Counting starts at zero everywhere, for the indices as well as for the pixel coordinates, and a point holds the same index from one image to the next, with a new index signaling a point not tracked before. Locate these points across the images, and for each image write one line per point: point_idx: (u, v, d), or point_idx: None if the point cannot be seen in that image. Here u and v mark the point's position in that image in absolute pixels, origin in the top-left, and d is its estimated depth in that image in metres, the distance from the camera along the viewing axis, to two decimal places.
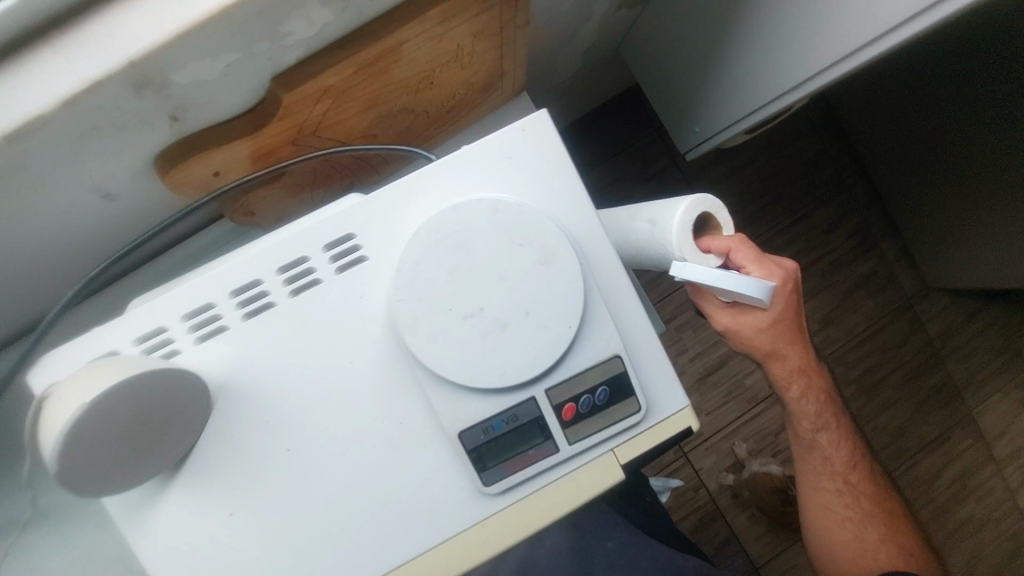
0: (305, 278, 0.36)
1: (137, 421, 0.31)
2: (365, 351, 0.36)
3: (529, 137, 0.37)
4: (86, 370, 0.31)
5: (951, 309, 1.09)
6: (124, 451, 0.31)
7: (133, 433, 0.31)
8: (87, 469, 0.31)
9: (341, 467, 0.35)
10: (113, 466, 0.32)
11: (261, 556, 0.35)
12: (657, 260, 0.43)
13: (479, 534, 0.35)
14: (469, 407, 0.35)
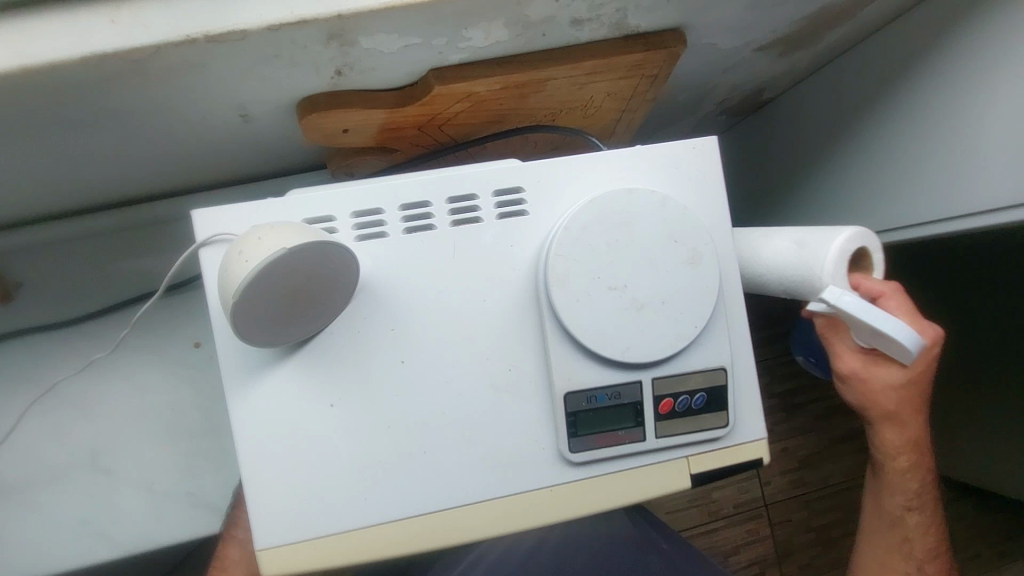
0: (469, 211, 0.40)
1: (306, 283, 0.35)
2: (503, 293, 0.40)
3: (699, 154, 0.41)
4: (277, 227, 0.35)
5: None
6: (285, 306, 0.36)
7: (298, 293, 0.35)
8: (253, 311, 0.35)
9: (450, 392, 0.39)
10: (270, 318, 0.36)
11: (359, 447, 0.38)
12: (788, 286, 0.43)
13: (550, 494, 0.39)
14: (580, 373, 0.39)
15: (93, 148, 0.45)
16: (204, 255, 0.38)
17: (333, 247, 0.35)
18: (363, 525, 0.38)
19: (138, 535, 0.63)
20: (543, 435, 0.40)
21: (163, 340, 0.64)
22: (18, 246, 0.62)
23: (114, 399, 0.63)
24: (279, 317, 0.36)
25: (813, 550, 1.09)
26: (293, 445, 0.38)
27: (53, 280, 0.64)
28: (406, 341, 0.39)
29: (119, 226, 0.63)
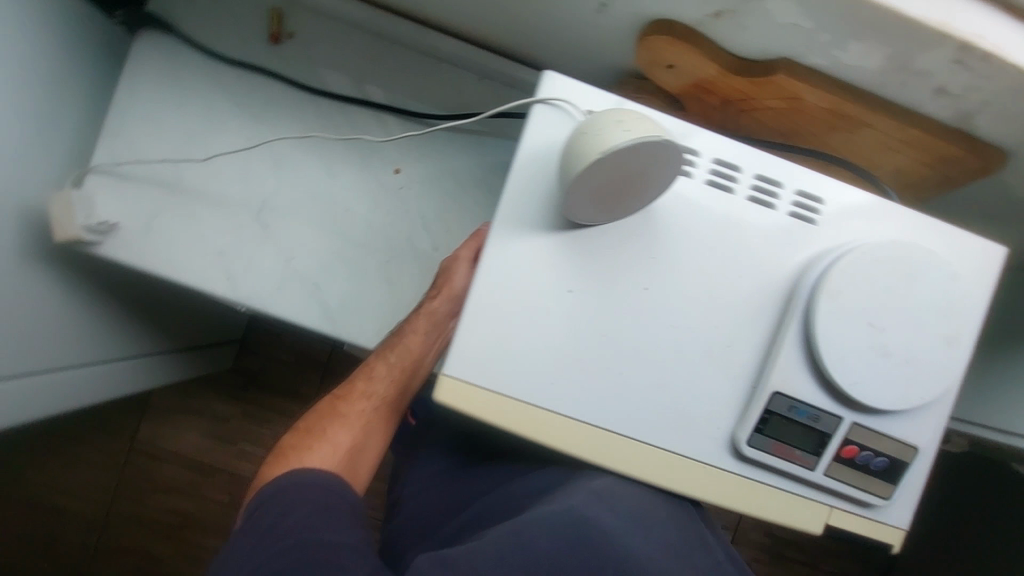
0: (768, 197, 0.43)
1: (635, 178, 0.37)
2: (762, 282, 0.43)
3: (988, 257, 0.44)
4: (632, 115, 0.37)
5: None
6: (607, 190, 0.38)
7: (623, 182, 0.38)
8: (583, 185, 0.37)
9: (672, 341, 0.43)
10: (589, 196, 0.38)
11: (582, 340, 0.43)
12: None
13: (705, 472, 0.44)
14: (799, 386, 0.42)
15: None
16: (538, 110, 0.42)
17: (676, 154, 0.37)
18: (534, 402, 0.43)
19: (258, 291, 0.67)
20: (727, 415, 0.44)
21: (370, 151, 0.67)
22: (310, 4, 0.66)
23: (306, 174, 0.67)
24: (593, 198, 0.38)
25: None
26: (520, 306, 0.42)
27: (310, 47, 0.67)
28: (659, 277, 0.43)
29: (398, 37, 0.66)
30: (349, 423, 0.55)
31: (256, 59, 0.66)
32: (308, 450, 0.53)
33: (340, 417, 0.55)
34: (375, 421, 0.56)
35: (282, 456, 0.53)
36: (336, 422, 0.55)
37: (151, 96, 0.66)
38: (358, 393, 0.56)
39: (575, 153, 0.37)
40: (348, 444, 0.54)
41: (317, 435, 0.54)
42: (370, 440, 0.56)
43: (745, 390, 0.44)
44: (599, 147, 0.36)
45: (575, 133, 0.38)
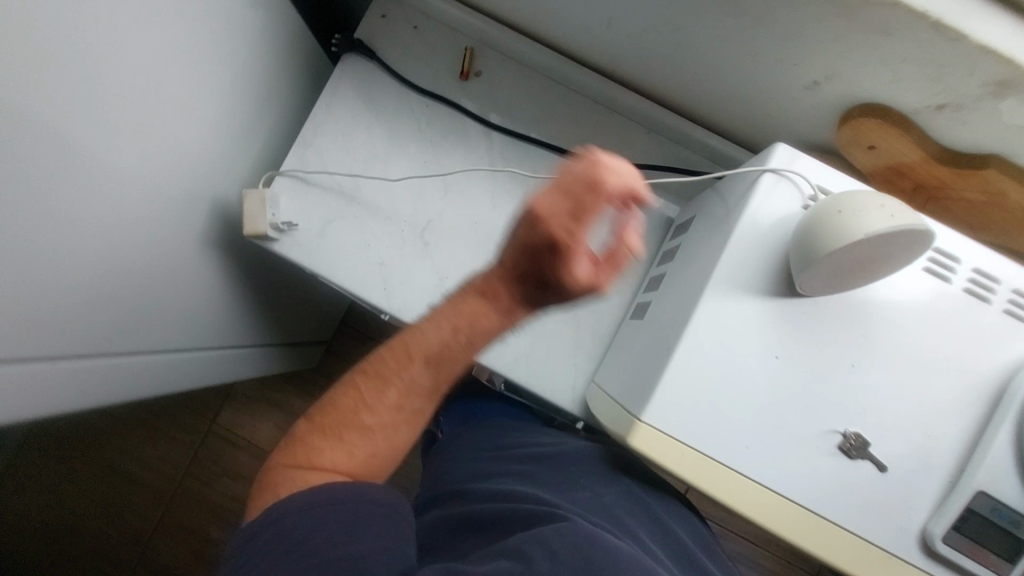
0: (983, 292, 0.43)
1: (876, 261, 0.38)
2: (969, 374, 0.43)
3: None
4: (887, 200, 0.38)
5: None
6: (849, 269, 0.38)
7: (864, 265, 0.38)
8: (832, 261, 0.37)
9: (872, 414, 0.43)
10: (831, 272, 0.38)
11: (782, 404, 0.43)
12: None
13: (884, 559, 0.43)
14: (1005, 485, 0.41)
15: (701, 28, 0.53)
16: (766, 177, 0.44)
17: (925, 246, 0.38)
18: (719, 458, 0.43)
19: (408, 303, 0.70)
20: (920, 504, 0.43)
21: (537, 185, 0.71)
22: (503, 48, 0.71)
23: (473, 199, 0.71)
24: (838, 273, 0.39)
25: None
26: (723, 364, 0.43)
27: (502, 79, 0.72)
28: (866, 355, 0.43)
29: (580, 87, 0.71)
30: (393, 411, 0.55)
31: (445, 90, 0.72)
32: (357, 438, 0.54)
33: (387, 410, 0.55)
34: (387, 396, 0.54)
35: (350, 412, 0.55)
36: (387, 422, 0.55)
37: (345, 111, 0.71)
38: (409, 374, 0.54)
39: (827, 232, 0.38)
40: (377, 433, 0.55)
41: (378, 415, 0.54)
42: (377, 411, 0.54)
43: (941, 481, 0.43)
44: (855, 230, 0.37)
45: (823, 210, 0.39)
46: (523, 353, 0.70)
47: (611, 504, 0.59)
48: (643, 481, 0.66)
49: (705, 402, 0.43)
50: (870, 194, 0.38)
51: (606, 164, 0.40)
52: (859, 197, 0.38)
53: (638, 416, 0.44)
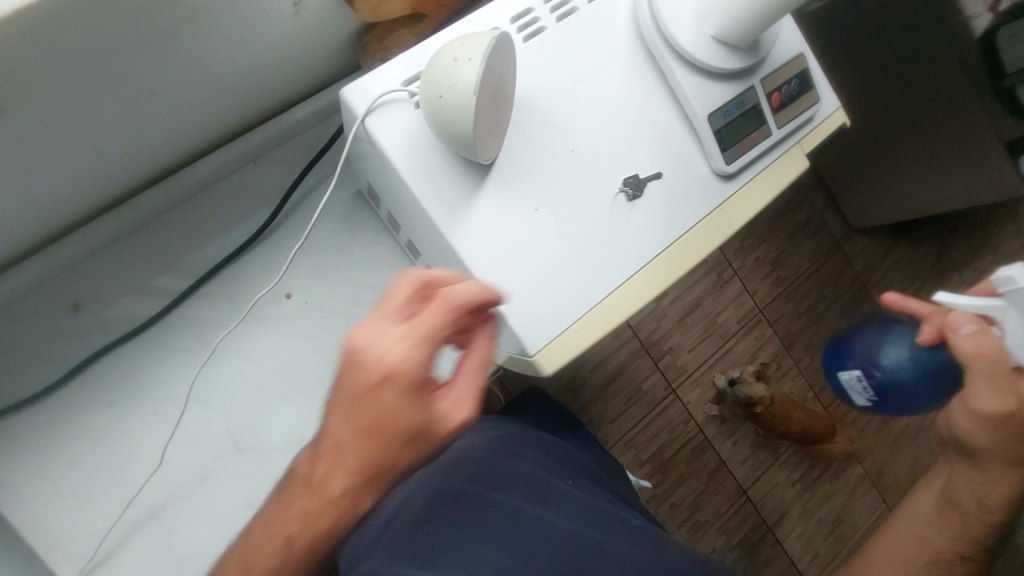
0: (566, 5, 0.45)
1: (499, 90, 0.38)
2: (623, 60, 0.46)
3: None
4: (452, 46, 0.36)
5: (871, 247, 1.40)
6: (491, 117, 0.38)
7: (495, 102, 0.38)
8: (479, 131, 0.37)
9: (618, 158, 0.46)
10: (485, 134, 0.38)
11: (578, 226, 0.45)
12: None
13: (722, 212, 0.49)
14: (713, 95, 0.47)
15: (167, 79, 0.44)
16: (371, 123, 0.41)
17: (508, 41, 0.37)
18: (593, 301, 0.45)
19: None
20: (697, 160, 0.48)
21: (253, 304, 0.62)
22: (55, 268, 0.55)
23: (229, 375, 0.61)
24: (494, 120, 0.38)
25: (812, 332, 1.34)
26: (519, 258, 0.44)
27: (102, 288, 0.58)
28: (569, 131, 0.45)
29: (157, 208, 0.58)
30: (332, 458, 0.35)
31: (74, 355, 0.56)
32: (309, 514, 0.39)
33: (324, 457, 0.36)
34: (317, 473, 0.39)
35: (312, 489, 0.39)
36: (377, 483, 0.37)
37: (32, 485, 0.54)
38: (320, 467, 0.37)
39: (455, 111, 0.36)
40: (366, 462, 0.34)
41: (328, 492, 0.37)
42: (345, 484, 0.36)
43: (690, 136, 0.48)
44: (468, 87, 0.35)
45: (429, 103, 0.37)
46: None
47: (429, 552, 0.44)
48: (475, 471, 0.49)
49: (543, 289, 0.44)
50: (439, 53, 0.36)
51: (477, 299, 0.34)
52: (438, 65, 0.36)
53: (528, 355, 0.44)
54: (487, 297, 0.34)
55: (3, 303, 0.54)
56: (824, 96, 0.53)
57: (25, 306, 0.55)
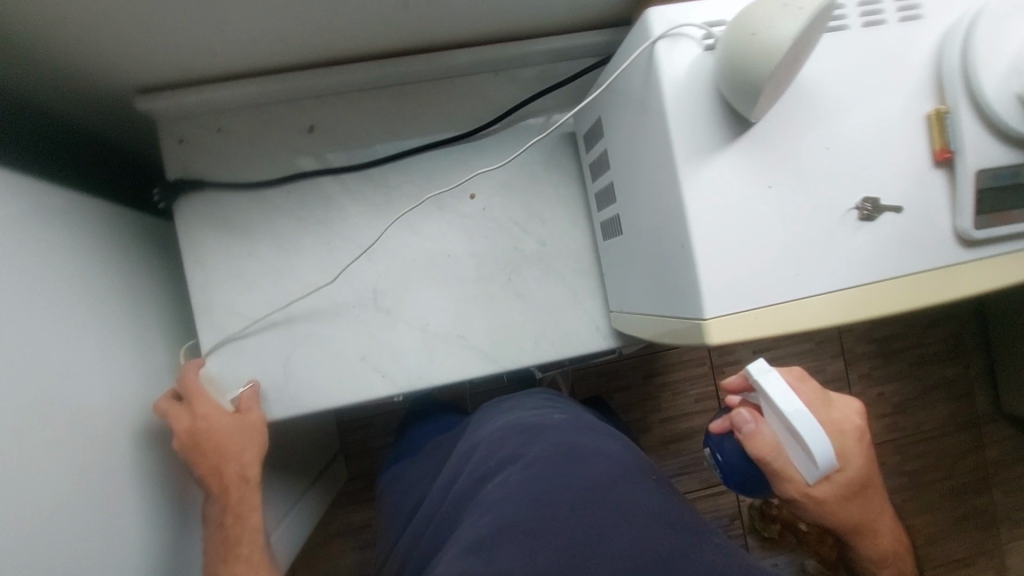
0: (876, 17, 0.45)
1: (799, 60, 0.39)
2: (908, 90, 0.45)
3: None
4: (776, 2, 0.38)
5: (980, 379, 1.56)
6: (782, 83, 0.39)
7: (793, 70, 0.39)
8: (767, 90, 0.38)
9: (862, 171, 0.45)
10: (770, 94, 0.39)
11: (799, 219, 0.44)
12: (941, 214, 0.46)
13: (945, 275, 0.46)
14: (994, 152, 0.44)
15: None
16: (659, 47, 0.43)
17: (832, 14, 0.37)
18: (785, 297, 0.44)
19: (416, 374, 0.66)
20: (942, 213, 0.46)
21: (445, 190, 0.67)
22: (313, 90, 0.64)
23: (395, 240, 0.66)
24: (783, 80, 0.39)
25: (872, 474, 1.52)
26: (737, 224, 0.43)
27: (337, 125, 0.66)
28: (831, 131, 0.44)
29: (405, 77, 0.65)
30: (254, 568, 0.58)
31: (292, 168, 0.65)
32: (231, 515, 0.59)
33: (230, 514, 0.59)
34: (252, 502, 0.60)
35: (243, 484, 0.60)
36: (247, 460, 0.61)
37: (221, 254, 0.63)
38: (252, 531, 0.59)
39: (754, 56, 0.37)
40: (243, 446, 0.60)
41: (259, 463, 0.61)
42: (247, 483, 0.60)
43: (944, 186, 0.46)
44: (778, 36, 0.36)
45: (733, 43, 0.39)
46: (539, 336, 0.68)
47: (463, 480, 0.54)
48: (529, 461, 0.51)
49: (743, 265, 0.44)
50: (761, 6, 0.38)
51: (936, 127, 0.45)
52: (759, 13, 0.38)
53: (702, 317, 0.44)
54: (941, 145, 0.45)
55: (265, 102, 0.63)
56: None
57: (277, 112, 0.64)
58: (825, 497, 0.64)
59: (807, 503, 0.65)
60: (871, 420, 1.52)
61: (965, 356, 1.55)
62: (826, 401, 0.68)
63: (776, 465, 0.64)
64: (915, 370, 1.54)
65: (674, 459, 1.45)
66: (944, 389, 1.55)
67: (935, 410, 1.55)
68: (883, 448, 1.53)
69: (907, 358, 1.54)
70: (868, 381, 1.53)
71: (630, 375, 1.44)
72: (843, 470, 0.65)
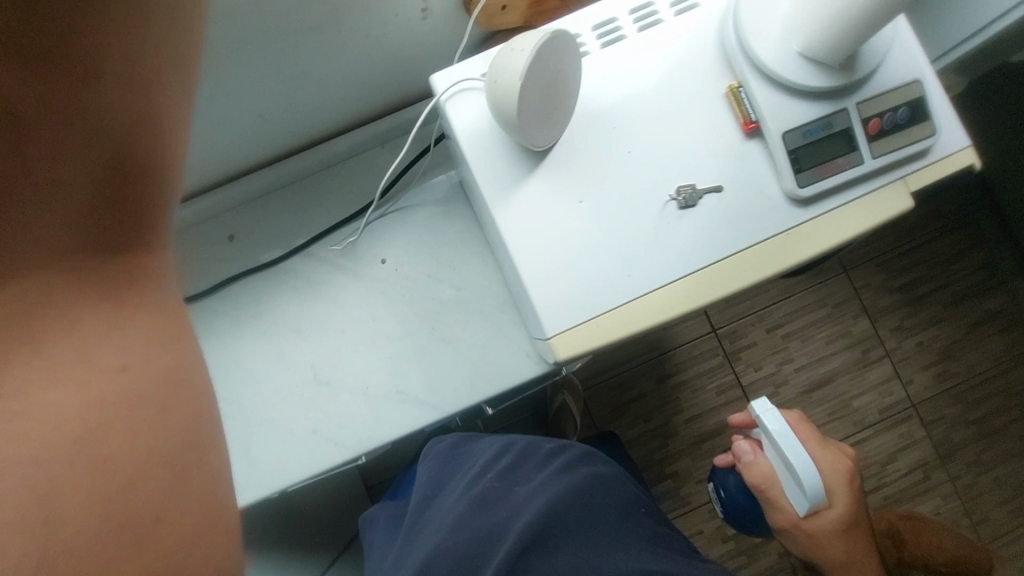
0: (651, 18, 0.47)
1: (550, 85, 0.42)
2: (699, 73, 0.47)
3: None
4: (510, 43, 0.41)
5: None
6: (543, 108, 0.42)
7: (547, 94, 0.42)
8: (526, 119, 0.41)
9: (670, 161, 0.46)
10: (534, 120, 0.42)
11: (617, 223, 0.46)
12: (763, 183, 0.46)
13: (786, 239, 0.46)
14: (794, 112, 0.45)
15: (317, 57, 0.55)
16: (446, 104, 0.47)
17: (561, 38, 0.41)
18: (627, 299, 0.46)
19: (366, 436, 0.70)
20: (767, 181, 0.46)
21: (357, 261, 0.72)
22: (224, 205, 0.71)
23: (322, 318, 0.71)
24: (543, 110, 0.42)
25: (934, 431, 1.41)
26: (556, 244, 0.46)
27: (252, 228, 0.73)
28: (630, 135, 0.47)
29: (300, 172, 0.72)
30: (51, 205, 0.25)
31: (222, 275, 0.72)
32: (125, 70, 0.25)
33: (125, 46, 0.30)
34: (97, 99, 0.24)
35: (135, 282, 0.29)
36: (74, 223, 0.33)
37: None
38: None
39: (505, 101, 0.41)
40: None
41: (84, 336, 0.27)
42: (103, 134, 0.25)
43: (761, 154, 0.46)
44: (515, 76, 0.40)
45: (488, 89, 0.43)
46: (473, 375, 0.71)
47: (482, 510, 0.59)
48: (531, 464, 0.66)
49: (576, 280, 0.46)
50: (501, 50, 0.42)
51: (733, 104, 0.46)
52: (500, 57, 0.42)
53: (548, 336, 0.46)
54: (742, 119, 0.46)
55: (185, 224, 0.72)
56: (945, 130, 0.47)
57: (201, 231, 0.73)
58: (814, 529, 0.70)
59: (797, 532, 0.70)
60: (915, 373, 1.42)
61: (1004, 283, 1.43)
62: (819, 442, 0.73)
63: (771, 495, 0.70)
64: (949, 310, 1.42)
65: (711, 458, 1.40)
66: (989, 322, 1.43)
67: (986, 349, 1.43)
68: (936, 400, 1.42)
69: (939, 300, 1.42)
70: (901, 333, 1.42)
71: (642, 382, 1.42)
72: (835, 506, 0.70)
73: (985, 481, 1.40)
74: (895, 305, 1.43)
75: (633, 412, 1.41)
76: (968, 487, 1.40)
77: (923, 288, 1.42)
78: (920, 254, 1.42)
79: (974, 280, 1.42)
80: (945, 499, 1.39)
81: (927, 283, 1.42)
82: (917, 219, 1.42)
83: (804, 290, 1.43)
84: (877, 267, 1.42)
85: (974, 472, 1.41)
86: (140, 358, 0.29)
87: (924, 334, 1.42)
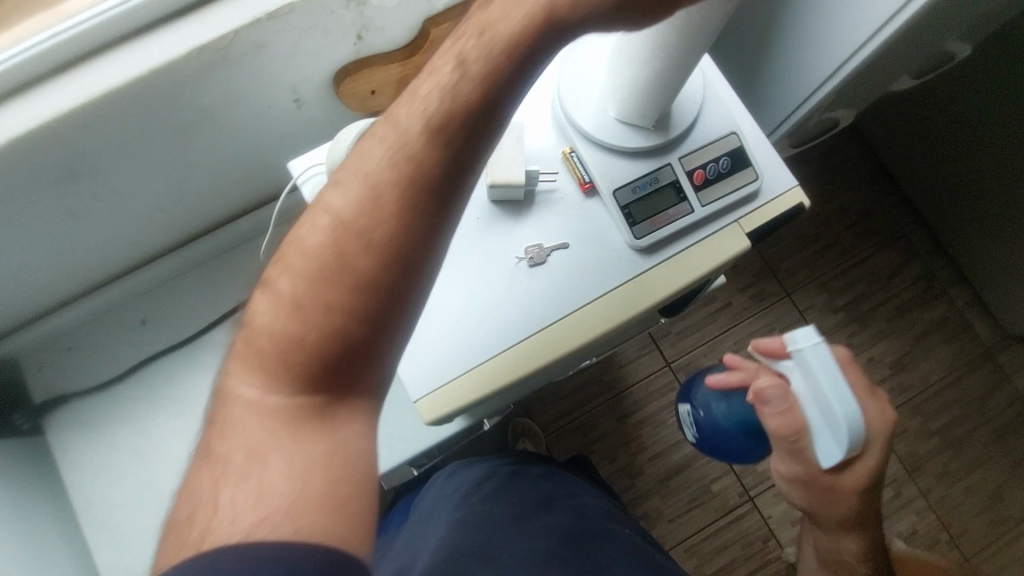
0: None
1: None
2: (535, 141, 0.51)
3: None
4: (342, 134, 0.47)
5: (972, 311, 1.46)
6: None
7: None
8: None
9: (514, 225, 0.50)
10: None
11: (471, 286, 0.49)
12: (606, 238, 0.49)
13: (634, 285, 0.49)
14: (622, 171, 0.49)
15: (199, 145, 0.60)
16: (304, 187, 0.51)
17: None
18: (487, 358, 0.48)
19: None
20: (609, 234, 0.49)
21: None
22: (139, 288, 0.75)
23: None
24: None
25: (898, 446, 1.40)
26: None
27: (168, 308, 0.76)
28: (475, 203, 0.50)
29: (211, 252, 0.75)
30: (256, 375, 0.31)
31: (137, 359, 0.74)
32: (361, 294, 0.30)
33: (334, 196, 0.31)
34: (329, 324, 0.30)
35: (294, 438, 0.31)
36: (384, 340, 0.31)
37: (91, 453, 0.72)
38: (207, 473, 0.31)
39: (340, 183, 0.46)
40: (302, 428, 0.31)
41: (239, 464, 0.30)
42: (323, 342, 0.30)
43: (599, 209, 0.50)
44: (342, 165, 0.45)
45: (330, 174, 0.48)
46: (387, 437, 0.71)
47: (470, 529, 0.54)
48: (527, 488, 0.61)
49: (434, 343, 0.48)
50: (336, 139, 0.47)
51: (567, 167, 0.50)
52: (335, 147, 0.47)
53: (414, 400, 0.48)
54: (576, 179, 0.49)
55: (102, 310, 0.75)
56: (770, 175, 0.51)
57: (116, 318, 0.75)
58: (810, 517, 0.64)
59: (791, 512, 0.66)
60: None
61: (944, 292, 1.46)
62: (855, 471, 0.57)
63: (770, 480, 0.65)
64: (895, 324, 1.45)
65: (680, 493, 1.38)
66: (935, 332, 1.45)
67: (936, 358, 1.44)
68: (896, 413, 1.42)
69: (884, 313, 1.45)
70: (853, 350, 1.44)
71: (601, 421, 1.41)
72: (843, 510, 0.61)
73: (956, 494, 1.39)
74: (841, 322, 1.45)
75: (595, 454, 1.40)
76: (940, 502, 1.39)
77: (866, 304, 1.45)
78: (857, 271, 1.46)
79: (914, 291, 1.46)
80: (920, 515, 1.37)
81: (870, 298, 1.46)
82: (852, 238, 1.47)
83: (752, 317, 1.45)
84: (819, 287, 1.46)
85: (944, 485, 1.39)
86: (292, 469, 0.30)
87: (875, 348, 1.44)
